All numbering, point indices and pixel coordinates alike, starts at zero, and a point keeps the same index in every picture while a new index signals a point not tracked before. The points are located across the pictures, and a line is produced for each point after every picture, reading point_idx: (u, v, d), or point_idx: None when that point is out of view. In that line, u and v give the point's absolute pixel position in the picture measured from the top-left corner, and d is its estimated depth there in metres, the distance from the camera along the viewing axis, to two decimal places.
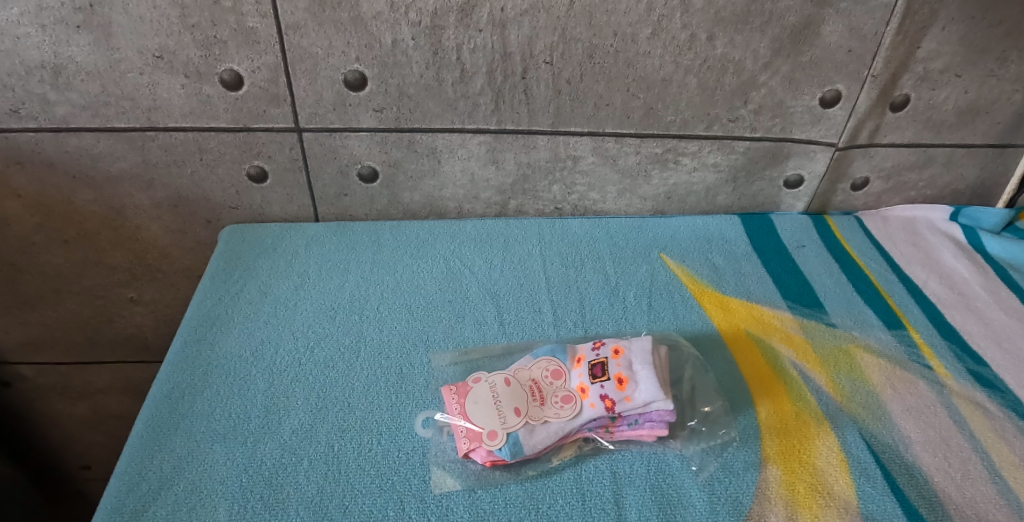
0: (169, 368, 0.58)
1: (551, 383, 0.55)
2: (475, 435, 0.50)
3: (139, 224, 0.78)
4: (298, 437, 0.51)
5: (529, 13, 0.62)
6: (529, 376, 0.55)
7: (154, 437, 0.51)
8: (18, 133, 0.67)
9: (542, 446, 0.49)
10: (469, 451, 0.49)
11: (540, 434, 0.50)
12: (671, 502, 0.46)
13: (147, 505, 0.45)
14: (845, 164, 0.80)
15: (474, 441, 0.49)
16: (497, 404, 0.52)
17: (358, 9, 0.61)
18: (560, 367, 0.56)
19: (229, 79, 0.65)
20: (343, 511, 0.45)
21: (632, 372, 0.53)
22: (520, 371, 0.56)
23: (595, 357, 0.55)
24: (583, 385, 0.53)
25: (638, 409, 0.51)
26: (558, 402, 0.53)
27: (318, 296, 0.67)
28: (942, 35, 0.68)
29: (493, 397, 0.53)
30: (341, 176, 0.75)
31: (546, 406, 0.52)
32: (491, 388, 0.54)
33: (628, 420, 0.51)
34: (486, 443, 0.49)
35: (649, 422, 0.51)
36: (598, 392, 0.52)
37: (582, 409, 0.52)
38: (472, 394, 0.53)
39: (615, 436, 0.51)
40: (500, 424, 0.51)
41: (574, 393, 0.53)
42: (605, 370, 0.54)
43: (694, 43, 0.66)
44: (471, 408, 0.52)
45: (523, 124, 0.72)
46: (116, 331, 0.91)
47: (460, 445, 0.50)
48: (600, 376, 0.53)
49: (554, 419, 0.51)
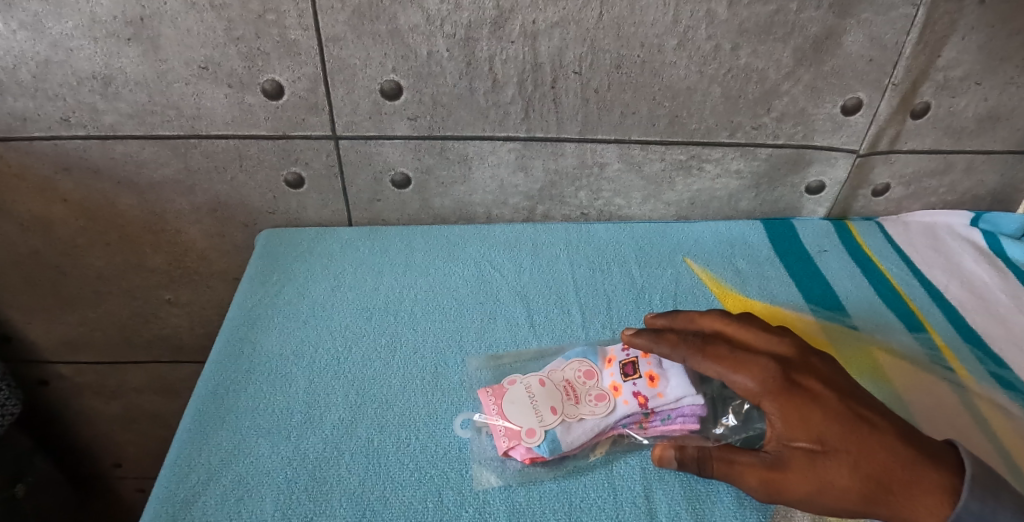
0: (213, 365, 0.61)
1: (584, 383, 0.56)
2: (513, 433, 0.52)
3: (179, 227, 0.82)
4: (338, 431, 0.54)
5: (559, 26, 0.64)
6: (562, 377, 0.57)
7: (202, 431, 0.54)
8: (68, 140, 0.71)
9: (579, 442, 0.51)
10: (509, 449, 0.51)
11: (576, 431, 0.52)
12: (701, 497, 0.48)
13: (197, 496, 0.48)
14: (866, 171, 0.82)
15: (513, 439, 0.51)
16: (534, 404, 0.54)
17: (396, 22, 0.63)
18: (591, 367, 0.58)
19: (271, 89, 0.68)
20: (384, 503, 0.47)
21: (662, 370, 0.55)
22: (554, 372, 0.58)
23: (626, 357, 0.57)
24: (615, 384, 0.55)
25: (669, 404, 0.53)
26: (592, 400, 0.55)
27: (354, 297, 0.69)
28: (961, 44, 0.70)
29: (529, 398, 0.55)
30: (375, 182, 0.78)
31: (581, 405, 0.54)
32: (527, 389, 0.56)
33: (661, 415, 0.53)
34: (526, 440, 0.51)
35: (680, 417, 0.53)
36: (630, 389, 0.54)
37: (615, 407, 0.54)
38: (508, 395, 0.55)
39: (649, 432, 0.53)
40: (538, 422, 0.52)
41: (607, 391, 0.55)
42: (636, 368, 0.56)
43: (718, 53, 0.68)
44: (508, 407, 0.54)
45: (551, 131, 0.74)
46: (152, 332, 0.94)
47: (500, 443, 0.51)
48: (631, 374, 0.55)
49: (589, 416, 0.53)
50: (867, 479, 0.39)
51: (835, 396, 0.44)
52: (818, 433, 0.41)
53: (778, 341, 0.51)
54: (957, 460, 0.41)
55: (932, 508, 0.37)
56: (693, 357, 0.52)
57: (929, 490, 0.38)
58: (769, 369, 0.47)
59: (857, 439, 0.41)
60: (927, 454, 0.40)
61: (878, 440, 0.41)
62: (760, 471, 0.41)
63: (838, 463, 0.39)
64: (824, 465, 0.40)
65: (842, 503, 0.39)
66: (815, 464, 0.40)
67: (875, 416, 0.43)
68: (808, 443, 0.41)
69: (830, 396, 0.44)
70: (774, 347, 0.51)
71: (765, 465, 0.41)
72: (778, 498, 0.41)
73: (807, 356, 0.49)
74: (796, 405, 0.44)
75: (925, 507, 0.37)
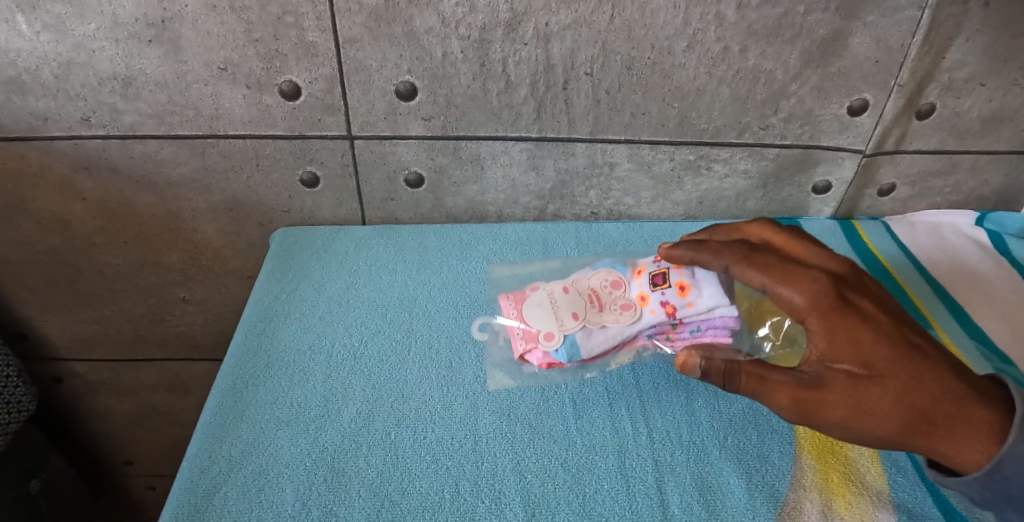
0: (232, 360, 0.62)
1: (609, 292, 0.62)
2: (531, 337, 0.60)
3: (195, 226, 0.83)
4: (356, 424, 0.55)
5: (571, 28, 0.66)
6: (589, 286, 0.64)
7: (223, 423, 0.55)
8: (88, 140, 0.73)
9: (598, 347, 0.58)
10: (526, 351, 0.60)
11: (597, 337, 0.59)
12: (711, 489, 0.49)
13: (218, 486, 0.49)
14: (872, 171, 0.83)
15: (530, 342, 0.60)
16: (555, 309, 0.61)
17: (411, 24, 0.65)
18: (619, 278, 0.64)
19: (288, 89, 0.70)
20: (402, 494, 0.49)
21: (694, 279, 0.58)
22: (580, 282, 0.64)
23: (655, 269, 0.62)
24: (642, 294, 0.60)
25: (698, 314, 0.57)
26: (617, 309, 0.60)
27: (368, 294, 0.71)
28: (966, 46, 0.70)
29: (551, 303, 0.62)
30: (388, 182, 0.80)
31: (604, 312, 0.60)
32: (550, 294, 0.63)
33: (690, 327, 0.59)
34: (542, 343, 0.59)
35: (712, 329, 0.59)
36: (658, 299, 0.59)
37: (641, 315, 0.59)
38: (531, 301, 0.64)
39: (676, 342, 0.60)
40: (557, 327, 0.60)
41: (633, 301, 0.61)
42: (667, 278, 0.59)
43: (726, 55, 0.69)
44: (530, 310, 0.62)
45: (562, 132, 0.75)
46: (167, 329, 0.95)
47: (518, 345, 0.61)
48: (660, 284, 0.59)
49: (611, 324, 0.59)
50: (909, 408, 0.40)
51: (889, 320, 0.44)
52: (867, 357, 0.42)
53: (829, 256, 0.49)
54: (1003, 396, 0.42)
55: (977, 443, 0.40)
56: (735, 265, 0.52)
57: (975, 424, 0.40)
58: (822, 284, 0.45)
59: (905, 366, 0.42)
60: (973, 389, 0.41)
61: (924, 368, 0.42)
62: (799, 391, 0.42)
63: (884, 387, 0.41)
64: (868, 388, 0.41)
65: (880, 428, 0.41)
66: (858, 385, 0.41)
67: (925, 343, 0.43)
68: (855, 366, 0.42)
69: (882, 317, 0.44)
70: (825, 263, 0.49)
71: (804, 385, 0.42)
72: (809, 418, 0.43)
73: (863, 274, 0.48)
74: (847, 322, 0.43)
75: (970, 448, 0.40)
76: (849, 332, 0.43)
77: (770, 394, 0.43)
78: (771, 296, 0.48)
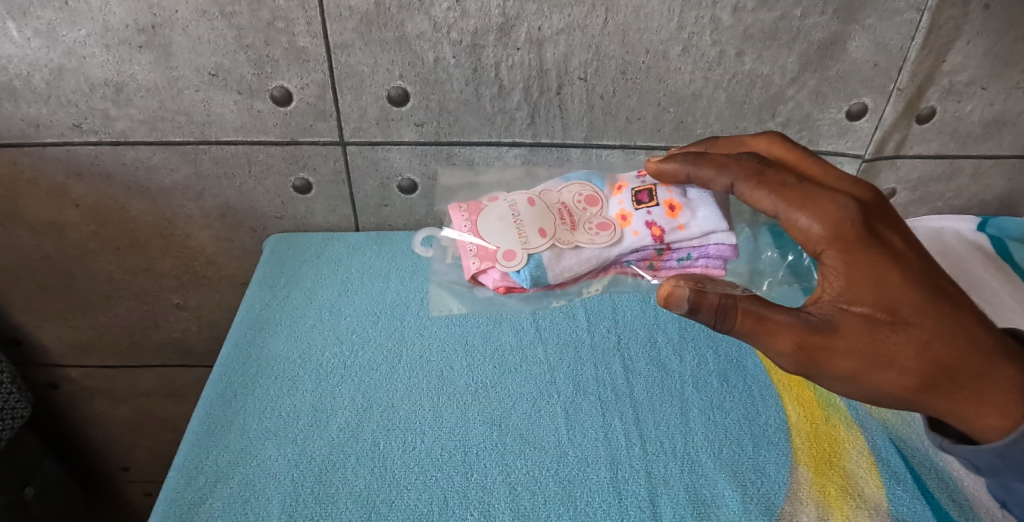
0: (221, 368, 0.61)
1: (583, 210, 0.61)
2: (488, 256, 0.59)
3: (189, 232, 0.83)
4: (344, 434, 0.54)
5: (565, 32, 0.65)
6: (562, 201, 0.62)
7: (209, 434, 0.54)
8: (80, 147, 0.72)
9: (568, 267, 0.58)
10: (480, 271, 0.60)
11: (568, 257, 0.58)
12: (705, 502, 0.48)
13: (204, 497, 0.48)
14: (872, 175, 0.82)
15: (485, 262, 0.59)
16: (522, 225, 0.59)
17: (402, 29, 0.64)
18: (594, 194, 0.62)
19: (279, 95, 0.69)
20: (390, 506, 0.48)
21: (685, 201, 0.58)
22: (552, 196, 0.62)
23: (640, 187, 0.61)
24: (624, 214, 0.59)
25: (687, 240, 0.57)
26: (592, 228, 0.59)
27: (360, 301, 0.70)
28: (967, 49, 0.69)
29: (517, 218, 0.60)
30: (382, 188, 0.79)
31: (578, 231, 0.59)
32: (516, 207, 0.61)
33: (678, 255, 0.59)
34: (502, 264, 0.58)
35: (702, 259, 0.59)
36: (643, 219, 0.58)
37: (623, 237, 0.58)
38: (495, 216, 0.61)
39: (659, 272, 0.61)
40: (521, 245, 0.58)
41: (611, 221, 0.59)
42: (653, 197, 0.58)
43: (722, 59, 0.68)
44: (491, 226, 0.60)
45: (557, 137, 0.74)
46: (161, 335, 0.95)
47: (472, 265, 0.60)
48: (647, 203, 0.59)
49: (586, 244, 0.58)
50: (929, 362, 0.38)
51: (913, 259, 0.40)
52: (891, 301, 0.38)
53: (850, 181, 0.43)
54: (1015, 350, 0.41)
55: (996, 404, 0.38)
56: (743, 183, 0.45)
57: (998, 386, 0.38)
58: (848, 211, 0.39)
59: (931, 314, 0.38)
60: (996, 343, 0.39)
61: (948, 316, 0.39)
62: (805, 335, 0.37)
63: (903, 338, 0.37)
64: (889, 337, 0.37)
65: (893, 382, 0.38)
66: (879, 335, 0.37)
67: (946, 287, 0.40)
68: (875, 311, 0.37)
69: (906, 254, 0.40)
70: (848, 188, 0.43)
71: (814, 328, 0.37)
72: (812, 366, 0.38)
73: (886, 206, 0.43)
74: (871, 260, 0.38)
75: (990, 413, 0.39)
76: (871, 270, 0.38)
77: (770, 336, 0.38)
78: (783, 221, 0.42)
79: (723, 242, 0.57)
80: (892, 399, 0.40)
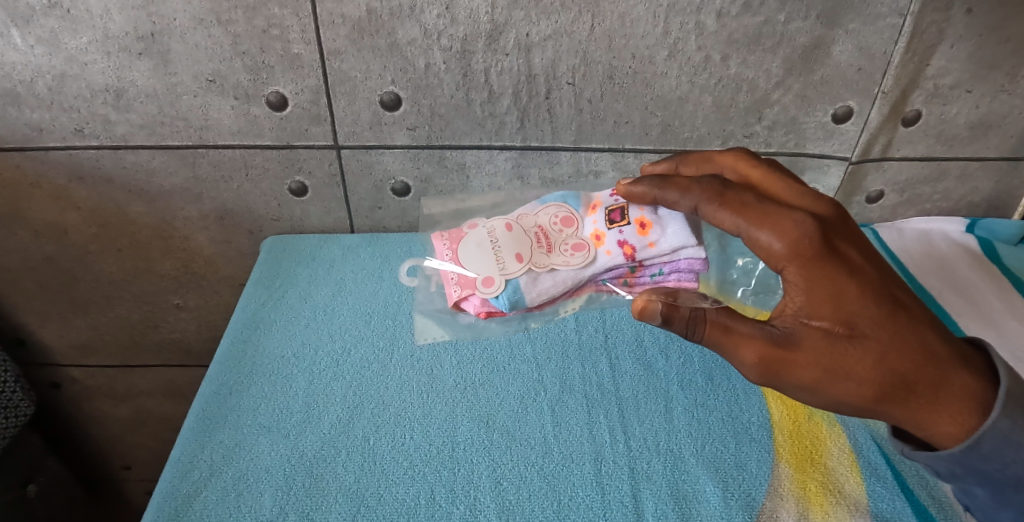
0: (217, 366, 0.63)
1: (559, 231, 0.64)
2: (467, 283, 0.62)
3: (187, 234, 0.84)
4: (336, 430, 0.56)
5: (552, 38, 0.66)
6: (537, 223, 0.65)
7: (204, 429, 0.56)
8: (82, 151, 0.74)
9: (543, 289, 0.61)
10: (461, 298, 0.63)
11: (543, 279, 0.61)
12: (686, 497, 0.49)
13: (199, 491, 0.50)
14: (859, 178, 0.83)
15: (465, 289, 0.62)
16: (498, 251, 0.62)
17: (393, 36, 0.66)
18: (569, 215, 0.65)
19: (275, 101, 0.71)
20: (379, 499, 0.49)
21: (655, 219, 0.60)
22: (528, 219, 0.66)
23: (611, 207, 0.63)
24: (597, 234, 0.62)
25: (660, 256, 0.59)
26: (567, 250, 0.62)
27: (354, 301, 0.71)
28: (950, 53, 0.70)
29: (494, 244, 0.63)
30: (375, 191, 0.80)
31: (553, 253, 0.62)
32: (493, 233, 0.64)
33: (651, 271, 0.61)
34: (481, 291, 0.61)
35: (676, 274, 0.60)
36: (616, 239, 0.60)
37: (597, 257, 0.61)
38: (471, 243, 0.64)
39: (635, 288, 0.62)
40: (499, 271, 0.61)
41: (585, 241, 0.62)
42: (625, 217, 0.61)
43: (708, 63, 0.69)
44: (468, 253, 0.64)
45: (547, 141, 0.76)
46: (161, 336, 0.97)
47: (453, 293, 0.63)
48: (619, 222, 0.61)
49: (561, 266, 0.61)
50: (888, 373, 0.38)
51: (873, 273, 0.41)
52: (847, 314, 0.39)
53: (812, 197, 0.45)
54: (981, 362, 0.40)
55: (956, 416, 0.38)
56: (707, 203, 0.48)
57: (957, 395, 0.38)
58: (805, 229, 0.40)
59: (887, 326, 0.39)
60: (954, 352, 0.39)
61: (907, 329, 0.39)
62: (766, 348, 0.40)
63: (860, 350, 0.38)
64: (846, 349, 0.38)
65: (853, 392, 0.39)
66: (835, 346, 0.38)
67: (907, 302, 0.41)
68: (832, 324, 0.39)
69: (865, 270, 0.41)
70: (809, 205, 0.44)
71: (772, 340, 0.40)
72: (774, 375, 0.41)
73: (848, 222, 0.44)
74: (828, 277, 0.39)
75: (944, 416, 0.38)
76: (826, 287, 0.39)
77: (734, 347, 0.42)
78: (746, 240, 0.43)
79: (695, 256, 0.59)
80: (854, 407, 0.40)
